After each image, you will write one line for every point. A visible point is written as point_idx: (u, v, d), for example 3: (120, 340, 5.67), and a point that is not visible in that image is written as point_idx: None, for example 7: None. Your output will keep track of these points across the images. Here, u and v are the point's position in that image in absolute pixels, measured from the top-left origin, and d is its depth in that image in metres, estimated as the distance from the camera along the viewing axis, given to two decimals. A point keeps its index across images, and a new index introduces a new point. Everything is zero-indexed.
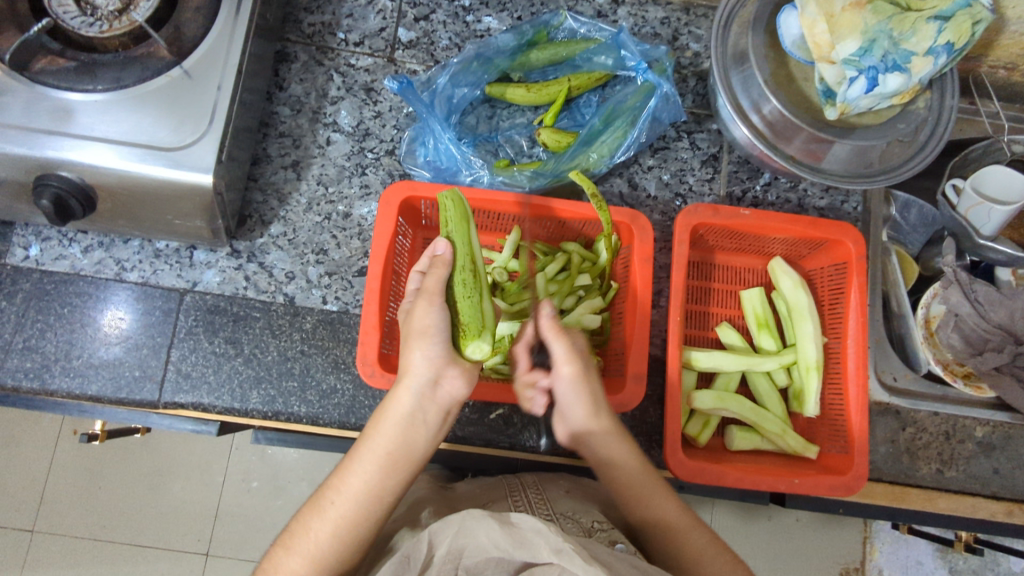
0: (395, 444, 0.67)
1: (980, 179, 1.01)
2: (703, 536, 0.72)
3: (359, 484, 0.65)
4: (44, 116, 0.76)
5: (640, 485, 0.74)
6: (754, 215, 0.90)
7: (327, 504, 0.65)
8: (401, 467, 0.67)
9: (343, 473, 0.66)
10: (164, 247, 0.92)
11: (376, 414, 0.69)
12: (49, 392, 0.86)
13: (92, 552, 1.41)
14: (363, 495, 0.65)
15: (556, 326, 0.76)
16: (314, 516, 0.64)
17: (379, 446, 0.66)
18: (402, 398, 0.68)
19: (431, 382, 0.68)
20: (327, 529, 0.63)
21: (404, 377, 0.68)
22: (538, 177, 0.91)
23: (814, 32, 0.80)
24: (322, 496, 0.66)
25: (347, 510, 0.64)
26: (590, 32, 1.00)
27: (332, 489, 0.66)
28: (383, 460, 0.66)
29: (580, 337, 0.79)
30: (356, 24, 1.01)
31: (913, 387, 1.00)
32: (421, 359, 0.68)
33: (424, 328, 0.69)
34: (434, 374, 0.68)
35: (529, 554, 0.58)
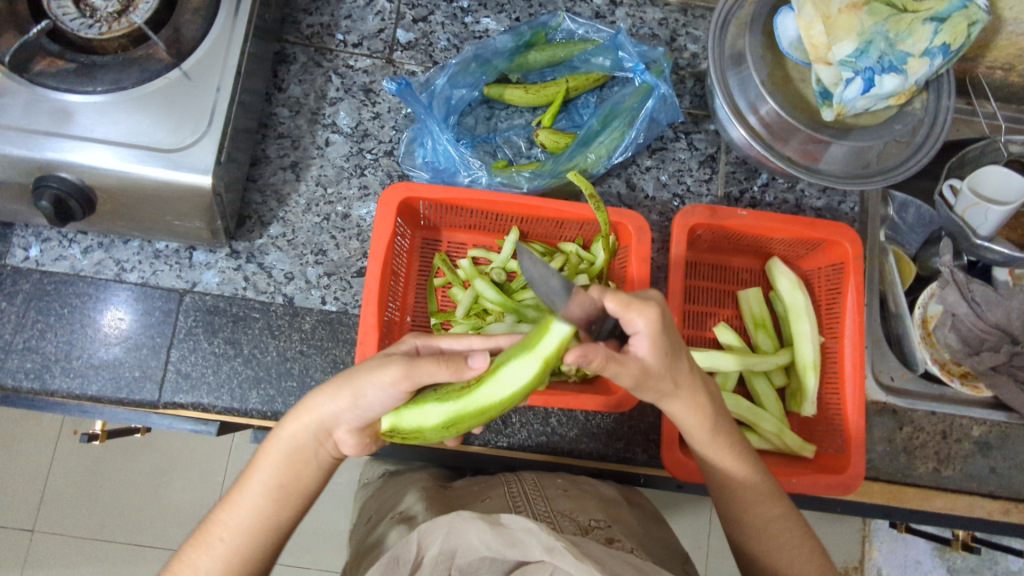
0: (285, 478, 0.67)
1: (977, 179, 1.01)
2: (773, 508, 0.72)
3: (246, 518, 0.65)
4: (44, 117, 0.76)
5: (719, 453, 0.72)
6: (751, 215, 0.91)
7: (215, 540, 0.64)
8: (290, 501, 0.67)
9: (230, 507, 0.66)
10: (164, 248, 0.93)
11: (263, 442, 0.68)
12: (50, 393, 0.86)
13: (93, 552, 1.41)
14: (252, 529, 0.65)
15: (601, 365, 0.57)
16: (200, 553, 0.64)
17: (266, 481, 0.66)
18: (292, 434, 0.66)
19: (325, 428, 0.66)
20: (215, 566, 0.63)
21: (301, 415, 0.66)
22: (537, 178, 0.91)
23: (810, 33, 0.80)
24: (211, 528, 0.65)
25: (235, 545, 0.64)
26: (587, 34, 1.01)
27: (220, 521, 0.66)
28: (274, 493, 0.66)
29: (643, 323, 0.59)
30: (355, 25, 1.01)
31: (909, 387, 1.00)
32: (324, 410, 0.65)
33: (362, 391, 0.62)
34: (330, 421, 0.65)
35: (521, 552, 0.58)
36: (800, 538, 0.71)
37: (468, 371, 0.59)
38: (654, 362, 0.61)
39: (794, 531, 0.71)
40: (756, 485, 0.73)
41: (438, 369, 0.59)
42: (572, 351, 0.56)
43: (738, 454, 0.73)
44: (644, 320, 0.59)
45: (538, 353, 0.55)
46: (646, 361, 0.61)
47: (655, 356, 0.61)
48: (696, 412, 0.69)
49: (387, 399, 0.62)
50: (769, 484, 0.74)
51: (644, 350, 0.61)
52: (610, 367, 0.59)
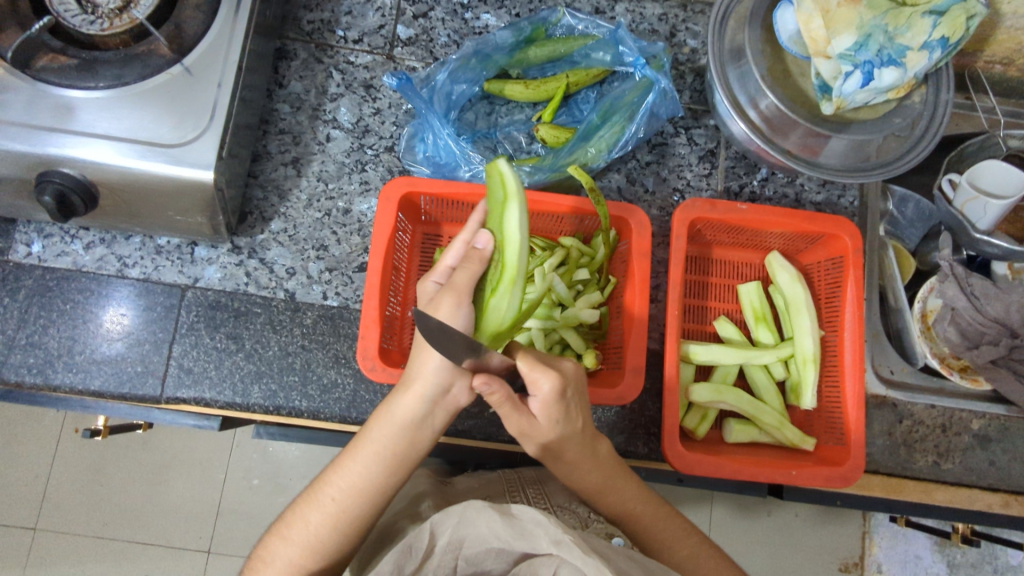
0: (398, 447, 0.68)
1: (976, 173, 1.01)
2: (682, 548, 0.74)
3: (356, 481, 0.67)
4: (46, 113, 0.76)
5: (614, 504, 0.74)
6: (750, 209, 0.91)
7: (327, 499, 0.66)
8: (402, 467, 0.68)
9: (343, 469, 0.68)
10: (166, 244, 0.93)
11: (380, 412, 0.69)
12: (53, 387, 0.87)
13: (95, 549, 1.42)
14: (361, 492, 0.67)
15: (502, 400, 0.64)
16: (313, 509, 0.66)
17: (380, 448, 0.67)
18: (408, 404, 0.67)
19: (442, 390, 0.67)
20: (324, 523, 0.66)
21: (414, 386, 0.67)
22: (536, 172, 0.92)
23: (809, 27, 0.80)
24: (320, 487, 0.68)
25: (346, 505, 0.66)
26: (587, 29, 1.01)
27: (330, 483, 0.67)
28: (387, 461, 0.67)
29: (546, 389, 0.63)
30: (355, 21, 1.02)
31: (909, 380, 1.00)
32: (435, 367, 0.67)
33: None
34: (443, 381, 0.67)
35: (528, 544, 0.58)
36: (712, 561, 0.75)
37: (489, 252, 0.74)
38: (545, 423, 0.67)
39: (708, 566, 0.74)
40: (660, 526, 0.75)
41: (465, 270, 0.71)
42: (478, 378, 0.62)
43: (634, 499, 0.75)
44: (549, 382, 0.63)
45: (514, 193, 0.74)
46: (538, 418, 0.66)
47: (545, 416, 0.66)
48: (591, 463, 0.72)
49: (462, 331, 0.68)
50: (677, 522, 0.76)
51: (539, 409, 0.65)
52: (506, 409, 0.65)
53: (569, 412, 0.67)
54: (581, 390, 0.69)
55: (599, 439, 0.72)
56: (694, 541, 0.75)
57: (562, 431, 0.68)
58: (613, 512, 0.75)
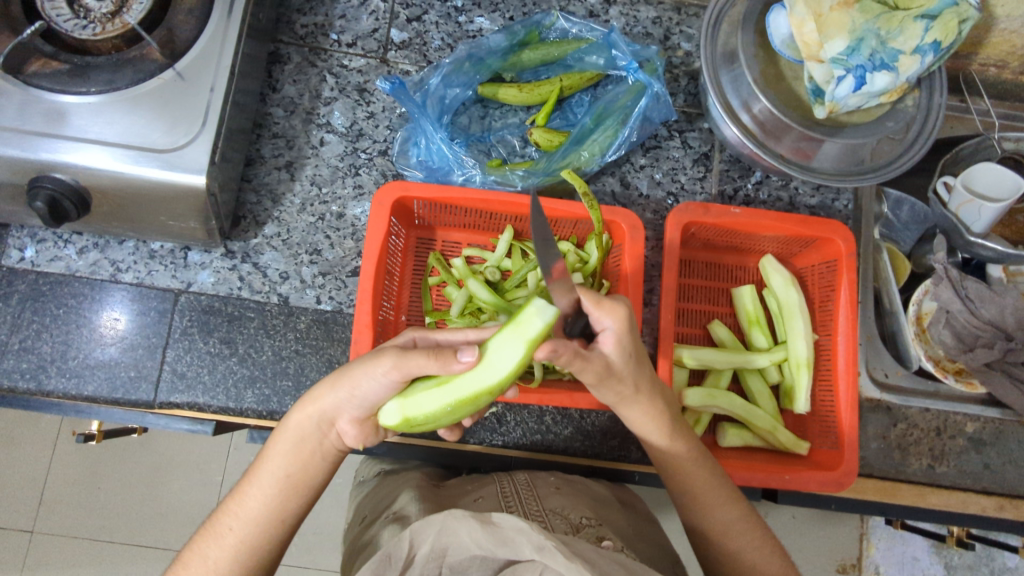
0: (293, 469, 0.68)
1: (971, 176, 1.01)
2: (732, 512, 0.73)
3: (255, 508, 0.67)
4: (38, 118, 0.76)
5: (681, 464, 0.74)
6: (744, 213, 0.91)
7: (226, 529, 0.67)
8: (299, 492, 0.69)
9: (241, 497, 0.68)
10: (159, 248, 0.93)
11: (274, 433, 0.70)
12: (45, 393, 0.87)
13: (91, 552, 1.42)
14: (260, 518, 0.67)
15: (568, 360, 0.61)
16: (211, 542, 0.66)
17: (275, 471, 0.68)
18: (299, 425, 0.68)
19: (327, 420, 0.68)
20: (223, 556, 0.65)
21: (306, 406, 0.68)
22: (530, 176, 0.92)
23: (802, 31, 0.80)
24: (220, 519, 0.68)
25: (244, 534, 0.66)
26: (581, 32, 1.01)
27: (230, 513, 0.68)
28: (283, 484, 0.68)
29: (612, 323, 0.63)
30: (349, 25, 1.02)
31: (903, 384, 1.01)
32: (326, 400, 0.66)
33: (358, 383, 0.63)
34: (332, 413, 0.67)
35: (511, 552, 0.58)
36: (760, 542, 0.72)
37: (456, 365, 0.59)
38: (619, 360, 0.65)
39: (755, 533, 0.72)
40: (713, 488, 0.74)
41: (427, 362, 0.59)
42: (542, 348, 0.58)
43: (694, 458, 0.74)
44: (613, 320, 0.63)
45: (523, 335, 0.59)
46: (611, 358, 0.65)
47: (619, 354, 0.65)
48: (651, 415, 0.72)
49: (371, 386, 0.63)
50: (730, 487, 0.75)
51: (612, 347, 0.64)
52: (575, 362, 0.62)
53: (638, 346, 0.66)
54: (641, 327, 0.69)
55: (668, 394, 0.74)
56: (743, 508, 0.74)
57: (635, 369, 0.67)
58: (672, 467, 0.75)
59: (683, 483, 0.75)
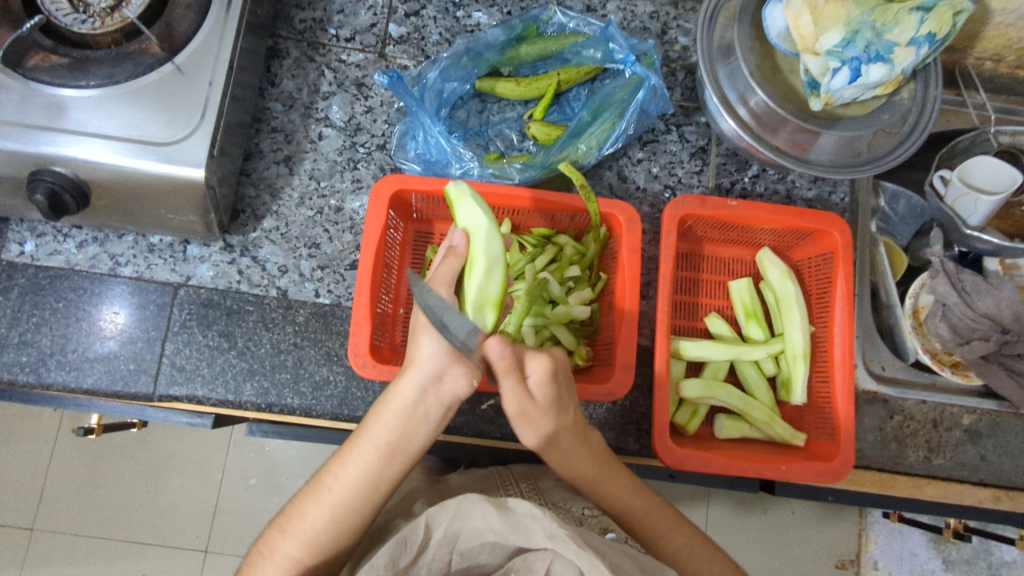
0: (394, 436, 0.68)
1: (967, 169, 1.01)
2: (675, 538, 0.74)
3: (355, 472, 0.68)
4: (38, 111, 0.77)
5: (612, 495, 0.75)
6: (740, 205, 0.91)
7: (326, 490, 0.67)
8: (400, 457, 0.69)
9: (342, 460, 0.69)
10: (158, 242, 0.93)
11: (376, 403, 0.71)
12: (46, 385, 0.87)
13: (92, 548, 1.42)
14: (358, 485, 0.67)
15: (506, 367, 0.66)
16: (313, 502, 0.67)
17: (376, 438, 0.68)
18: (402, 393, 0.68)
19: (434, 378, 0.68)
20: (321, 516, 0.66)
21: (407, 372, 0.69)
22: (528, 169, 0.92)
23: (798, 24, 0.81)
24: (322, 480, 0.69)
25: (342, 497, 0.67)
26: (578, 27, 1.01)
27: (331, 474, 0.68)
28: (381, 452, 0.68)
29: (540, 366, 0.68)
30: (347, 20, 1.02)
31: (899, 376, 1.01)
32: (428, 353, 0.68)
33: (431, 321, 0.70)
34: (437, 367, 0.68)
35: (524, 539, 0.58)
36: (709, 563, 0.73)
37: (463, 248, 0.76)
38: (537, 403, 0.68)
39: (700, 556, 0.74)
40: (651, 514, 0.75)
41: (450, 263, 0.75)
42: (494, 340, 0.66)
43: (628, 489, 0.76)
44: (540, 363, 0.68)
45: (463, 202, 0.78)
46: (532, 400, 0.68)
47: (541, 395, 0.68)
48: (586, 447, 0.73)
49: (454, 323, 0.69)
50: (670, 514, 0.77)
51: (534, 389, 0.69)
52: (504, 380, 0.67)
53: (558, 397, 0.70)
54: (568, 377, 0.73)
55: (593, 434, 0.75)
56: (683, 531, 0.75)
57: (553, 417, 0.70)
58: (608, 503, 0.75)
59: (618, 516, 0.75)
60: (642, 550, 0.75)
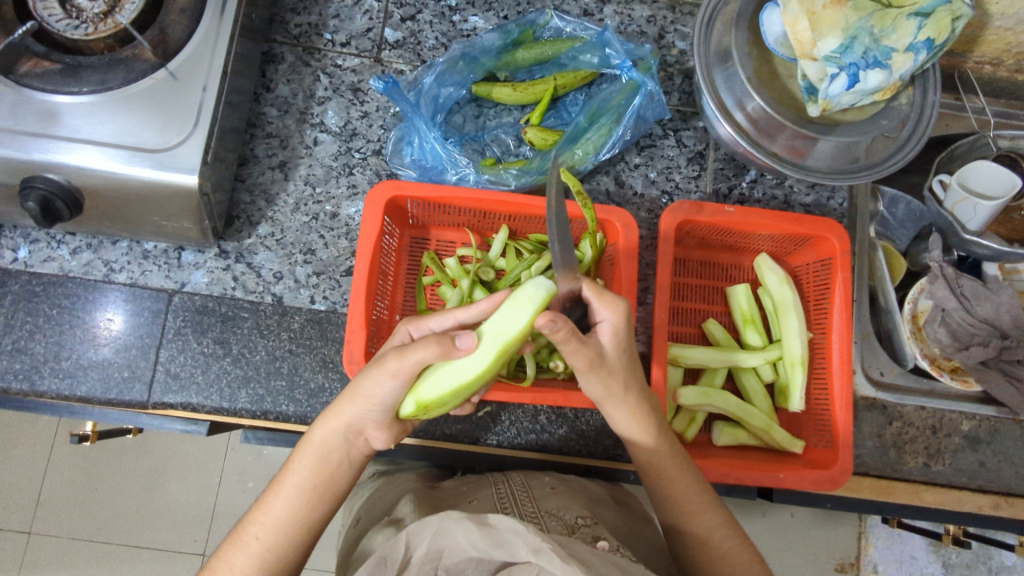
0: (320, 480, 0.68)
1: (966, 174, 1.01)
2: (716, 518, 0.74)
3: (282, 516, 0.67)
4: (30, 118, 0.76)
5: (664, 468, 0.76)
6: (738, 211, 0.91)
7: (252, 539, 0.66)
8: (324, 502, 0.69)
9: (266, 506, 0.67)
10: (153, 248, 0.93)
11: (300, 445, 0.70)
12: (39, 393, 0.86)
13: (88, 554, 1.41)
14: (287, 525, 0.66)
15: (565, 336, 0.63)
16: (236, 550, 0.65)
17: (302, 482, 0.68)
18: (326, 436, 0.68)
19: (355, 429, 0.69)
20: (249, 563, 0.64)
21: (330, 420, 0.68)
22: (524, 175, 0.92)
23: (796, 29, 0.80)
24: (246, 528, 0.67)
25: (270, 543, 0.66)
26: (575, 31, 1.01)
27: (255, 521, 0.67)
28: (309, 493, 0.68)
29: (611, 313, 0.69)
30: (343, 24, 1.02)
31: (898, 382, 1.00)
32: (356, 414, 0.67)
33: (371, 393, 0.65)
34: (359, 423, 0.68)
35: (507, 554, 0.57)
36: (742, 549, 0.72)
37: (456, 351, 0.62)
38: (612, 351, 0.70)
39: (736, 541, 0.72)
40: (695, 496, 0.75)
41: (427, 352, 0.61)
42: (543, 316, 0.60)
43: (680, 464, 0.76)
44: (612, 311, 0.69)
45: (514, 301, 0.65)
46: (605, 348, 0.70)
47: (615, 344, 0.70)
48: (639, 420, 0.74)
49: (387, 397, 0.65)
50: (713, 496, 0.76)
51: (606, 338, 0.70)
52: (570, 344, 0.65)
53: (629, 346, 0.72)
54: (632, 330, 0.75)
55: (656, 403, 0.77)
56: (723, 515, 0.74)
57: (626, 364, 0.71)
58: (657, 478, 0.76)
59: (667, 493, 0.75)
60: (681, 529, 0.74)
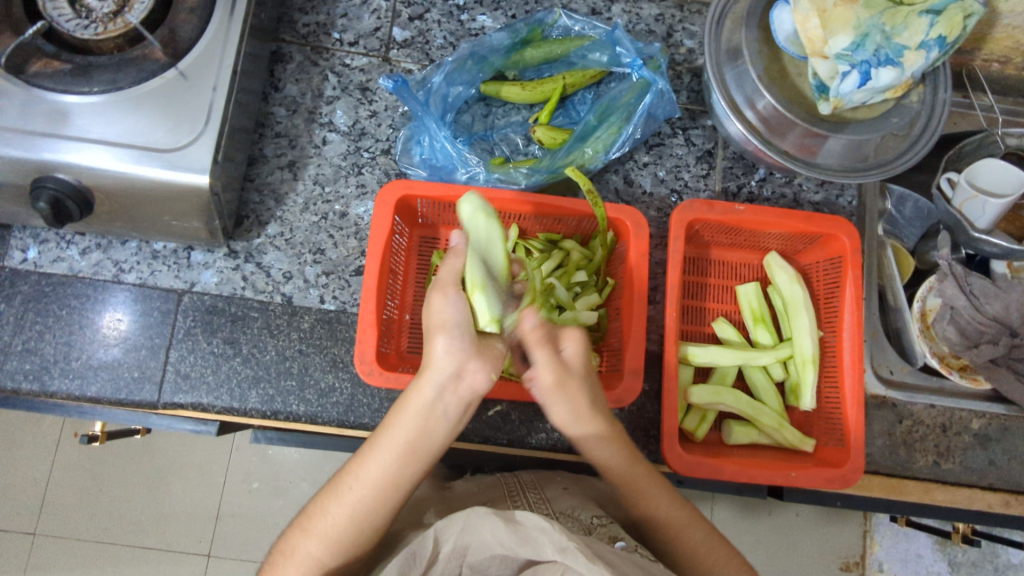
0: (413, 434, 0.66)
1: (974, 172, 1.01)
2: (698, 534, 0.75)
3: (376, 470, 0.66)
4: (40, 118, 0.76)
5: (640, 488, 0.75)
6: (748, 210, 0.90)
7: (347, 488, 0.66)
8: (417, 458, 0.67)
9: (361, 459, 0.67)
10: (162, 248, 0.93)
11: (397, 402, 0.68)
12: (49, 394, 0.86)
13: (94, 554, 1.41)
14: (379, 483, 0.66)
15: (490, 376, 0.67)
16: (331, 499, 0.66)
17: (399, 436, 0.66)
18: (420, 392, 0.66)
19: (451, 375, 0.66)
20: (343, 514, 0.65)
21: (423, 370, 0.66)
22: (534, 174, 0.91)
23: (806, 27, 0.79)
24: (342, 478, 0.67)
25: (362, 495, 0.66)
26: (584, 30, 1.00)
27: (351, 472, 0.67)
28: (404, 449, 0.66)
29: (550, 374, 0.69)
30: (351, 23, 1.01)
31: (909, 380, 1.00)
32: (439, 352, 0.66)
33: (443, 321, 0.67)
34: (453, 364, 0.66)
35: (533, 551, 0.57)
36: (730, 556, 0.74)
37: (463, 249, 0.72)
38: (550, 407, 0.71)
39: (721, 557, 0.73)
40: (675, 514, 0.75)
41: (450, 262, 0.71)
42: (474, 365, 0.66)
43: (655, 483, 0.76)
44: (552, 372, 0.69)
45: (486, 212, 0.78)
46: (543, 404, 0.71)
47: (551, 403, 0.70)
48: (612, 444, 0.74)
49: (460, 317, 0.66)
50: (692, 511, 0.77)
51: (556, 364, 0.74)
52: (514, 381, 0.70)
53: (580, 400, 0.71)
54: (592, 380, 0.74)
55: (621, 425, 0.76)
56: (702, 528, 0.75)
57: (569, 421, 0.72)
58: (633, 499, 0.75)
59: (646, 515, 0.75)
60: (666, 550, 0.74)
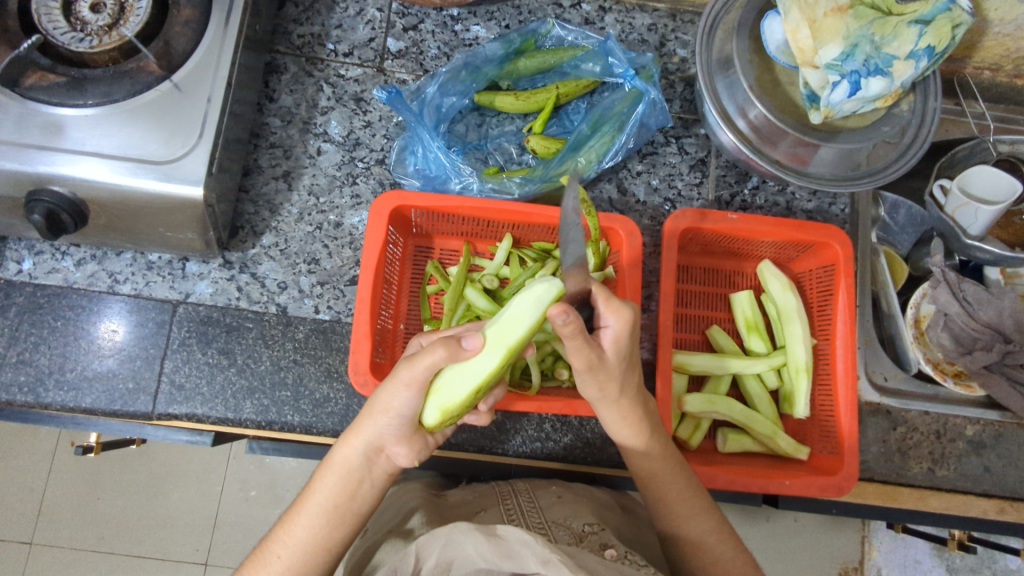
0: (340, 499, 0.68)
1: (966, 179, 1.01)
2: (707, 522, 0.75)
3: (303, 536, 0.67)
4: (36, 131, 0.76)
5: (658, 473, 0.76)
6: (740, 218, 0.91)
7: (274, 556, 0.67)
8: (345, 521, 0.69)
9: (289, 524, 0.68)
10: (157, 259, 0.93)
11: (322, 465, 0.70)
12: (44, 405, 0.86)
13: (90, 564, 1.41)
14: (308, 546, 0.67)
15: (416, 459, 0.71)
16: (259, 568, 0.66)
17: (323, 500, 0.68)
18: (345, 455, 0.68)
19: (376, 447, 0.68)
20: None
21: (350, 438, 0.68)
22: (527, 183, 0.92)
23: (797, 37, 0.80)
24: (269, 547, 0.68)
25: (292, 561, 0.66)
26: (577, 40, 1.01)
27: (279, 539, 0.68)
28: (329, 513, 0.68)
29: (617, 320, 0.65)
30: (345, 34, 1.02)
31: (903, 387, 1.01)
32: (374, 428, 0.67)
33: (390, 405, 0.64)
34: (380, 440, 0.68)
35: (516, 565, 0.56)
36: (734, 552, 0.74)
37: (464, 354, 0.62)
38: (613, 356, 0.67)
39: (726, 547, 0.74)
40: (686, 499, 0.76)
41: (437, 359, 0.60)
42: (404, 455, 0.69)
43: (673, 471, 0.76)
44: (618, 319, 0.65)
45: (503, 343, 0.64)
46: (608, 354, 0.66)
47: (615, 351, 0.66)
48: (632, 425, 0.74)
49: (404, 410, 0.64)
50: (704, 498, 0.77)
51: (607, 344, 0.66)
52: (575, 341, 0.62)
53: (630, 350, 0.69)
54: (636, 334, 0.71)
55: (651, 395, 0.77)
56: (712, 516, 0.76)
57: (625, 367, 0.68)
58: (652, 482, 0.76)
59: (660, 498, 0.76)
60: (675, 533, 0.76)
